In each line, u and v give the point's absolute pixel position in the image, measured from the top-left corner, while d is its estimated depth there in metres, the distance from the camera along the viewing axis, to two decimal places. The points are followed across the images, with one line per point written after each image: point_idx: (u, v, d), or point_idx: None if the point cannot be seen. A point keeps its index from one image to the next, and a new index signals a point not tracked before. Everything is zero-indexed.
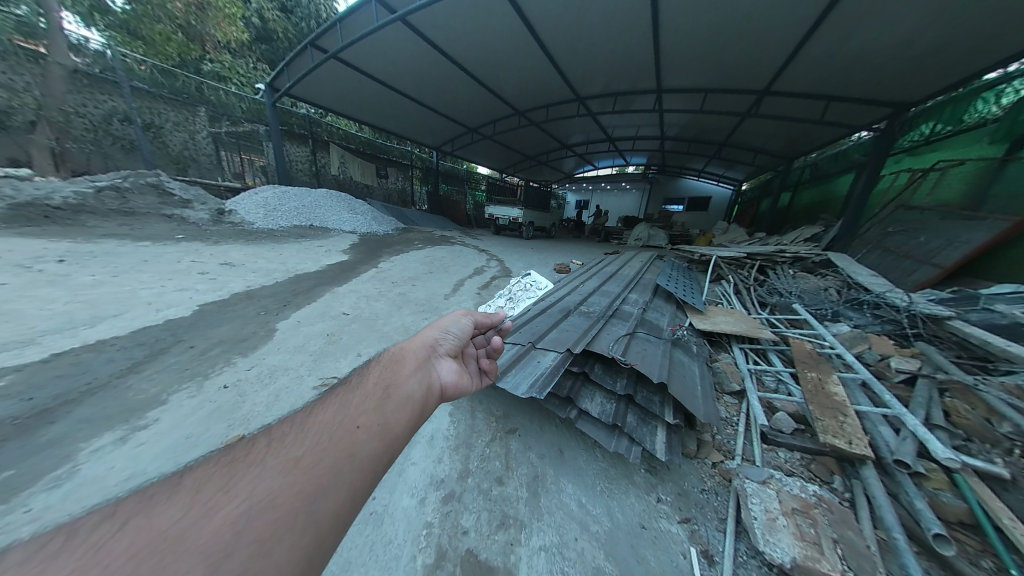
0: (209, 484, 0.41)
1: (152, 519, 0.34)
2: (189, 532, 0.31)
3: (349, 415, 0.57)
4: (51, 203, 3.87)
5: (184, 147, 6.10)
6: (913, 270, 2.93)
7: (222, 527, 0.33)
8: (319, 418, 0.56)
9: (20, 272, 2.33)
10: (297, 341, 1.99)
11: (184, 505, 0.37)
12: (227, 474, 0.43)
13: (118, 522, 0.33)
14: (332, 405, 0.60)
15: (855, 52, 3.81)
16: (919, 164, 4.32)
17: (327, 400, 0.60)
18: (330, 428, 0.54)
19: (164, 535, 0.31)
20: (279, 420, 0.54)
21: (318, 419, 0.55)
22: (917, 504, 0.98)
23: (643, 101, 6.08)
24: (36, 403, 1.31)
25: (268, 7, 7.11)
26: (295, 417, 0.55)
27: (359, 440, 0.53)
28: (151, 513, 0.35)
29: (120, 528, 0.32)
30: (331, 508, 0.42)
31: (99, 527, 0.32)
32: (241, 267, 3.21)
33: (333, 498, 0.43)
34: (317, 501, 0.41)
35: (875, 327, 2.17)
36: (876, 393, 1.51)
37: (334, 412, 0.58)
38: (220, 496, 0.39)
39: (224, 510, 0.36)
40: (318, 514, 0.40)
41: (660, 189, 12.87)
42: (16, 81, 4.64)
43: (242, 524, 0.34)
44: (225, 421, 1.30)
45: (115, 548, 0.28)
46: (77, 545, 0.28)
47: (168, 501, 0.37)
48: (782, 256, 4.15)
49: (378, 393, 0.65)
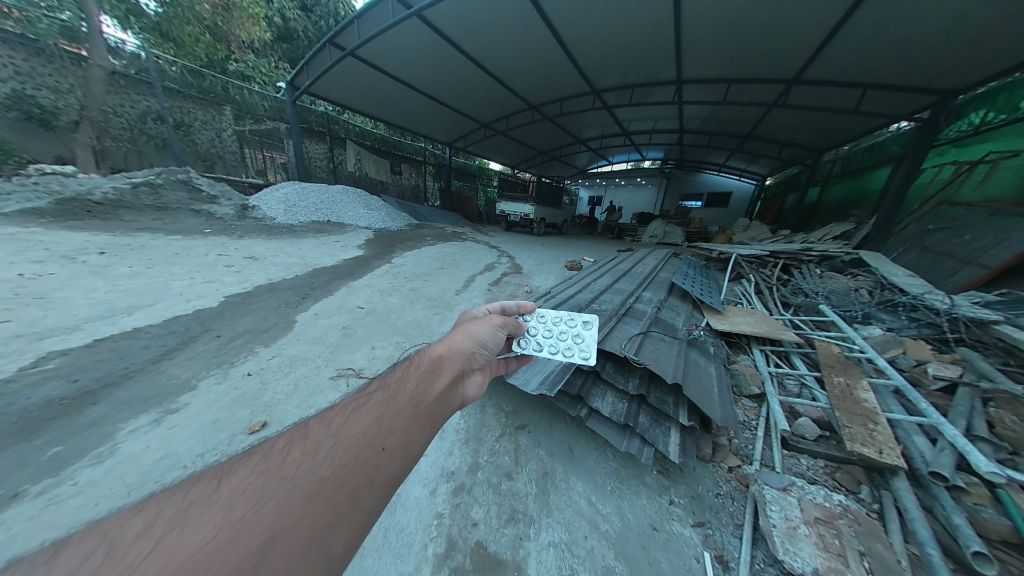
0: (241, 498, 0.42)
1: (185, 537, 0.35)
2: (212, 557, 0.31)
3: (376, 432, 0.56)
4: (92, 198, 4.12)
5: (212, 145, 6.40)
6: (956, 271, 2.73)
7: (242, 552, 0.32)
8: (349, 432, 0.56)
9: (66, 262, 2.51)
10: (315, 332, 2.06)
11: (214, 524, 0.37)
12: (258, 488, 0.44)
13: (156, 535, 0.35)
14: (361, 420, 0.59)
15: (894, 36, 3.56)
16: (967, 156, 3.98)
17: (358, 415, 0.60)
18: (356, 445, 0.53)
19: (192, 559, 0.31)
20: (311, 433, 0.55)
21: (346, 434, 0.55)
22: (955, 520, 0.91)
23: (662, 93, 5.88)
24: (81, 385, 1.40)
25: (289, 7, 7.37)
26: (327, 430, 0.56)
27: (382, 463, 0.50)
28: (185, 527, 0.37)
29: (158, 544, 0.34)
30: (345, 534, 0.39)
31: (141, 539, 0.35)
32: (264, 261, 3.34)
33: (348, 528, 0.40)
34: (331, 530, 0.39)
35: (911, 331, 2.04)
36: (911, 402, 1.42)
37: (362, 428, 0.57)
38: (248, 514, 0.39)
39: (247, 532, 0.36)
40: (331, 546, 0.37)
41: (677, 184, 12.47)
42: (62, 83, 4.96)
43: (259, 552, 0.33)
44: (249, 407, 1.36)
45: (145, 567, 0.30)
46: (116, 561, 0.31)
47: (205, 513, 0.40)
48: (807, 255, 3.95)
49: (407, 408, 0.63)
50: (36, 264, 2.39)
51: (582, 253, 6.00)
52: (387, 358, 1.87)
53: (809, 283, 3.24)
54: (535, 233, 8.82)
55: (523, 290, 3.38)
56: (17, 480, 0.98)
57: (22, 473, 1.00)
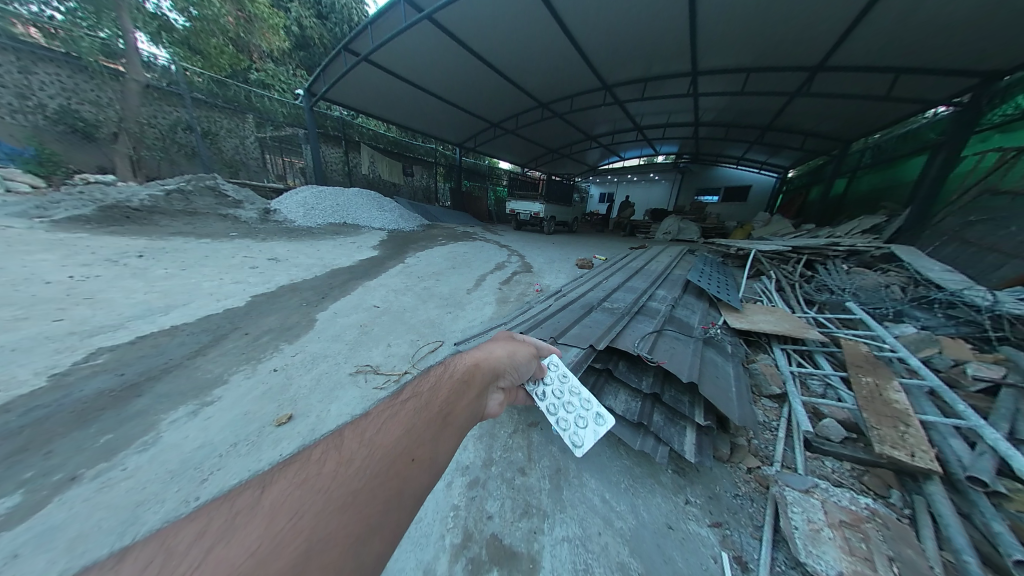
0: (283, 507, 0.43)
1: (233, 544, 0.36)
2: (264, 560, 0.33)
3: (403, 445, 0.58)
4: (131, 205, 4.38)
5: (236, 152, 6.73)
6: (1000, 265, 2.54)
7: (290, 557, 0.33)
8: (381, 444, 0.58)
9: (110, 265, 2.70)
10: (334, 331, 2.14)
11: (261, 529, 0.39)
12: (300, 497, 0.45)
13: (210, 540, 0.36)
14: (391, 431, 0.62)
15: (928, 18, 3.34)
16: (1011, 141, 3.63)
17: (389, 426, 0.64)
18: (385, 457, 0.55)
19: (248, 560, 0.32)
20: (345, 443, 0.58)
21: (377, 446, 0.58)
22: (995, 528, 0.86)
23: (676, 86, 5.72)
24: (126, 377, 1.51)
25: (306, 15, 7.56)
26: (359, 441, 0.59)
27: (410, 477, 0.53)
28: (234, 532, 0.38)
29: (211, 548, 0.35)
30: (378, 545, 0.40)
31: (195, 544, 0.36)
32: (286, 262, 3.49)
33: (381, 538, 0.41)
34: (363, 545, 0.39)
35: (948, 329, 1.93)
36: (948, 403, 1.34)
37: (391, 439, 0.60)
38: (288, 522, 0.40)
39: (291, 540, 0.37)
40: (367, 552, 0.38)
41: (692, 179, 12.11)
42: (102, 97, 5.35)
43: (306, 557, 0.34)
44: (276, 401, 1.45)
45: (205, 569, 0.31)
46: (178, 562, 0.32)
47: (250, 520, 0.40)
48: (833, 250, 3.75)
49: (431, 423, 0.66)
50: (84, 266, 2.59)
51: (594, 251, 5.91)
52: (403, 355, 1.93)
53: (835, 280, 3.09)
54: (545, 232, 8.80)
55: (534, 289, 3.37)
56: (75, 464, 1.07)
57: (80, 458, 1.09)
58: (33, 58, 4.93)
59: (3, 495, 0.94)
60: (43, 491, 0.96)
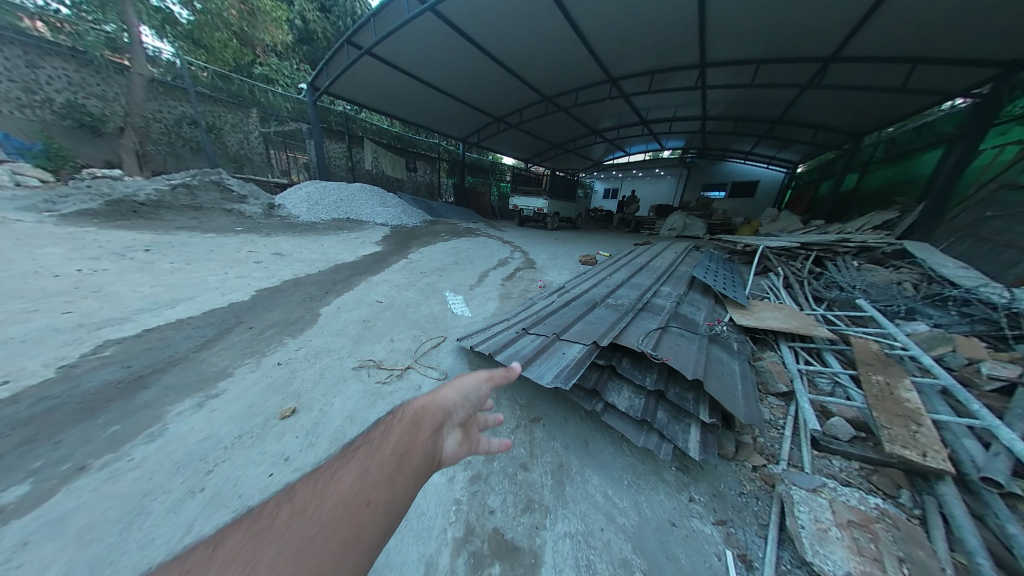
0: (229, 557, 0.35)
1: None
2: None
3: (362, 485, 0.49)
4: (137, 199, 4.40)
5: (240, 146, 6.76)
6: (1018, 261, 2.47)
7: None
8: (334, 490, 0.48)
9: (117, 258, 2.73)
10: (338, 325, 2.16)
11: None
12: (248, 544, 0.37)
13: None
14: (352, 475, 0.52)
15: (946, 6, 3.24)
16: None
17: (347, 471, 0.53)
18: (343, 498, 0.46)
19: None
20: (298, 493, 0.47)
21: (333, 490, 0.48)
22: (1010, 529, 0.84)
23: (683, 78, 5.62)
24: (133, 370, 1.53)
25: (309, 9, 7.53)
26: (315, 488, 0.49)
27: (366, 520, 0.44)
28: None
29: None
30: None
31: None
32: (290, 257, 3.51)
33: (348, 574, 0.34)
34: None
35: (962, 327, 1.88)
36: (962, 403, 1.31)
37: (349, 481, 0.50)
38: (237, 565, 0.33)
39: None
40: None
41: (698, 175, 11.96)
42: (108, 92, 5.39)
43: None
44: (280, 394, 1.46)
45: None
46: None
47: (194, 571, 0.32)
48: (842, 246, 3.67)
49: (391, 461, 0.56)
50: (91, 260, 2.62)
51: (597, 247, 5.87)
52: (405, 350, 1.93)
53: (845, 276, 3.03)
54: (549, 228, 8.77)
55: (537, 285, 3.36)
56: (85, 454, 1.08)
57: (89, 447, 1.10)
58: (40, 53, 4.94)
59: (13, 484, 0.95)
60: (53, 479, 0.97)
